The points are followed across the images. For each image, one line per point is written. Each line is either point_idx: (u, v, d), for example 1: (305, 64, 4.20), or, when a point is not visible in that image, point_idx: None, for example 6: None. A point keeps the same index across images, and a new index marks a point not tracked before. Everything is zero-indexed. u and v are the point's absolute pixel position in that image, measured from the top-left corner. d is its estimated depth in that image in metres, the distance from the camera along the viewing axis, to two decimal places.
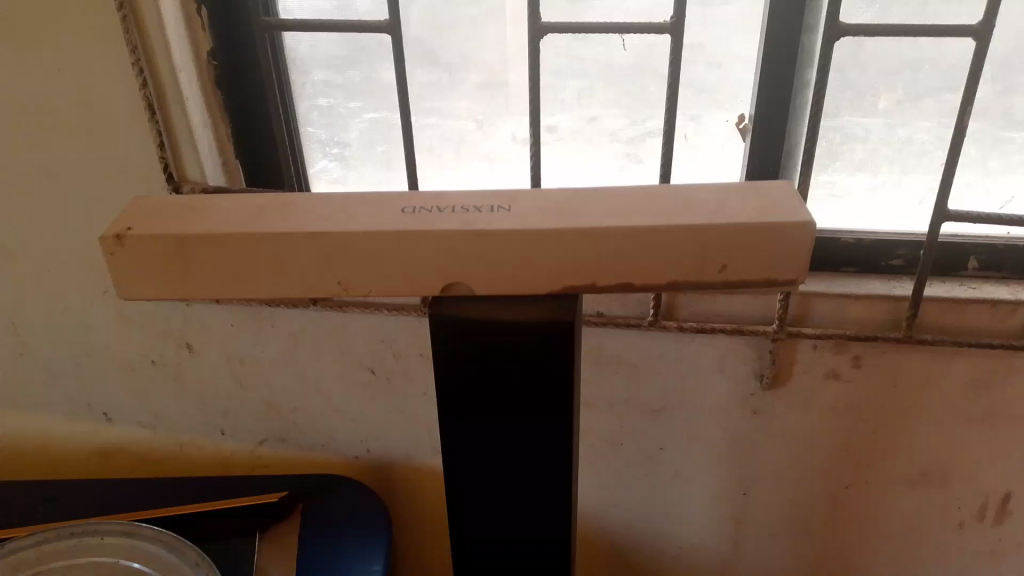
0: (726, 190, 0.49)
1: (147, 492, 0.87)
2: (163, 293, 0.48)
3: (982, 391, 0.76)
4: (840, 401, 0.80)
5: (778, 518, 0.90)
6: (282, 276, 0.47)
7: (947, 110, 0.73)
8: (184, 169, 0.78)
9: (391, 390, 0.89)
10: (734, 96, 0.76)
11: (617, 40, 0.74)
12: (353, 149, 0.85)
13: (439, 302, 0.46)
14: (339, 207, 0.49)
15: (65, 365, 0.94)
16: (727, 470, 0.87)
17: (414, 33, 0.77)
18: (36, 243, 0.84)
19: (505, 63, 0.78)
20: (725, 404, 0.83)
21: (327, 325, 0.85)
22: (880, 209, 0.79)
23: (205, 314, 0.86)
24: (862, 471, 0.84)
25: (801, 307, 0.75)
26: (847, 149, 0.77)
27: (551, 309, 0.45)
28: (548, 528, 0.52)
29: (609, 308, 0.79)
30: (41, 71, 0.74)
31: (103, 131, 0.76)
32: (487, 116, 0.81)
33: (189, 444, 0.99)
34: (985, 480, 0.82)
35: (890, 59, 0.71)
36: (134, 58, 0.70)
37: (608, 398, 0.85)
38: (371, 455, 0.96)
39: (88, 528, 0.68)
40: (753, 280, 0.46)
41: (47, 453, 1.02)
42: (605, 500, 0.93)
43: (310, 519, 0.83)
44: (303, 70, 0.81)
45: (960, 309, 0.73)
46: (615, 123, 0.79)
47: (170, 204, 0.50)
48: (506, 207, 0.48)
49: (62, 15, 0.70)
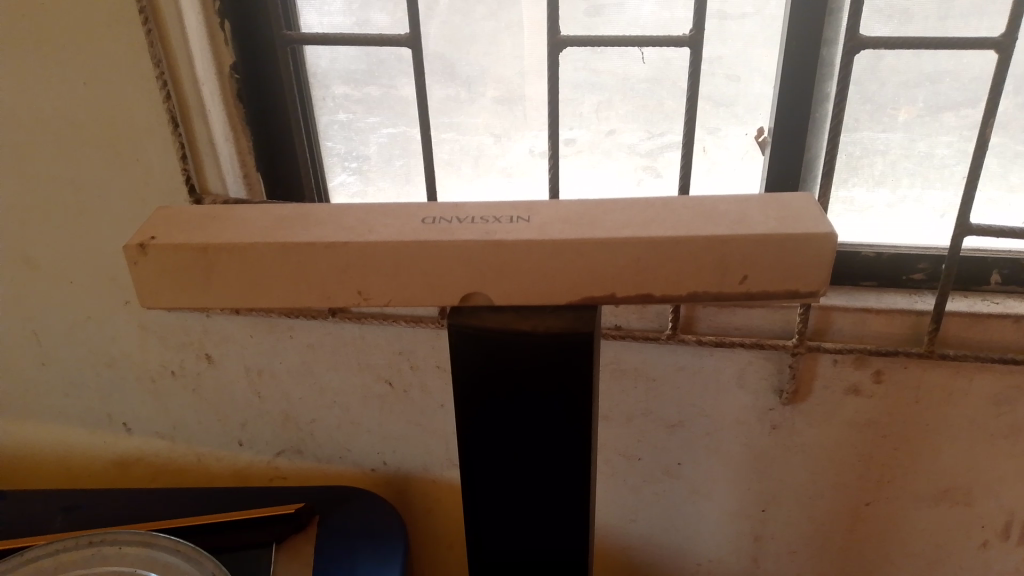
0: (746, 202, 0.49)
1: (165, 502, 0.88)
2: (185, 302, 0.48)
3: (1007, 407, 0.75)
4: (861, 417, 0.79)
5: (798, 535, 0.88)
6: (301, 285, 0.47)
7: (969, 123, 0.72)
8: (206, 181, 0.79)
9: (407, 402, 0.89)
10: (752, 109, 0.76)
11: (635, 54, 0.75)
12: (371, 163, 0.86)
13: (457, 312, 0.46)
14: (360, 217, 0.50)
15: (86, 375, 0.95)
16: (746, 486, 0.86)
17: (434, 47, 0.78)
18: (61, 254, 0.86)
19: (523, 77, 0.78)
20: (743, 419, 0.82)
21: (344, 337, 0.86)
22: (901, 223, 0.79)
23: (224, 325, 0.87)
24: (884, 489, 0.83)
25: (821, 321, 0.74)
26: (867, 162, 0.76)
27: (570, 320, 0.45)
28: (566, 540, 0.51)
29: (626, 321, 0.78)
30: (69, 86, 0.76)
31: (128, 145, 0.77)
32: (505, 130, 0.82)
33: (207, 455, 0.99)
34: (1011, 499, 0.80)
35: (910, 72, 0.71)
36: (158, 71, 0.72)
37: (625, 412, 0.84)
38: (387, 467, 0.96)
39: (107, 538, 0.68)
40: (774, 292, 0.46)
41: (66, 462, 1.02)
42: (622, 515, 0.92)
43: (325, 531, 0.83)
44: (323, 84, 0.82)
45: (984, 324, 0.72)
46: (632, 135, 0.79)
47: (195, 214, 0.51)
48: (525, 217, 0.49)
49: (91, 31, 0.72)
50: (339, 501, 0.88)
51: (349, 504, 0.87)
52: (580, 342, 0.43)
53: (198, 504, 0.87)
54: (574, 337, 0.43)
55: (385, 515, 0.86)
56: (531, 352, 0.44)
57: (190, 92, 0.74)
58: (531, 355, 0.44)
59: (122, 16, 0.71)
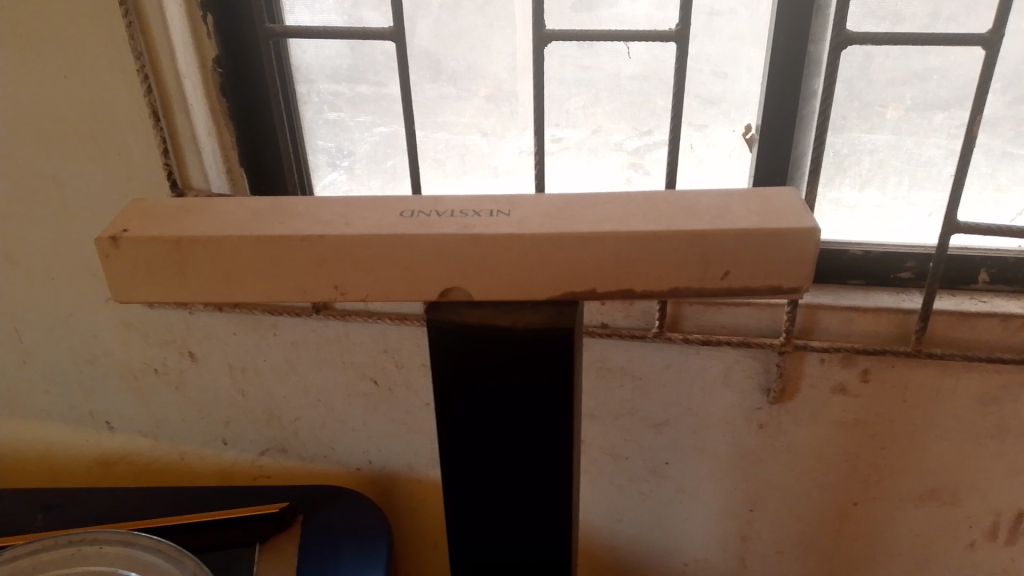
0: (730, 196, 0.48)
1: (147, 502, 0.86)
2: (159, 296, 0.47)
3: (994, 406, 0.75)
4: (849, 415, 0.78)
5: (786, 535, 0.88)
6: (276, 279, 0.46)
7: (957, 123, 0.72)
8: (188, 177, 0.78)
9: (393, 401, 0.88)
10: (741, 106, 0.76)
11: (623, 49, 0.74)
12: (358, 160, 0.85)
13: (436, 307, 0.45)
14: (338, 211, 0.49)
15: (68, 373, 0.94)
16: (733, 485, 0.86)
17: (421, 42, 0.77)
18: (40, 249, 0.85)
19: (512, 74, 0.77)
20: (730, 418, 0.81)
21: (329, 334, 0.85)
22: (889, 223, 0.78)
23: (207, 322, 0.86)
24: (871, 488, 0.82)
25: (808, 319, 0.74)
26: (854, 161, 0.76)
27: (550, 316, 0.44)
28: (548, 538, 0.51)
29: (613, 319, 0.78)
30: (48, 79, 0.74)
31: (108, 139, 0.76)
32: (494, 128, 0.81)
33: (191, 454, 0.98)
34: (997, 498, 0.80)
35: (898, 69, 0.71)
36: (139, 64, 0.71)
37: (612, 411, 0.83)
38: (373, 466, 0.95)
39: (86, 538, 0.67)
40: (756, 288, 0.45)
41: (47, 460, 1.01)
42: (609, 515, 0.91)
43: (309, 531, 0.82)
44: (308, 79, 0.81)
45: (971, 322, 0.71)
46: (619, 133, 0.79)
47: (168, 207, 0.50)
48: (505, 211, 0.48)
49: (70, 22, 0.71)
50: (323, 500, 0.87)
51: (334, 503, 0.86)
52: (560, 338, 0.43)
53: (180, 504, 0.86)
54: (553, 333, 0.43)
55: (370, 515, 0.85)
56: (510, 348, 0.43)
57: (171, 85, 0.73)
58: (509, 351, 0.43)
59: (102, 8, 0.70)
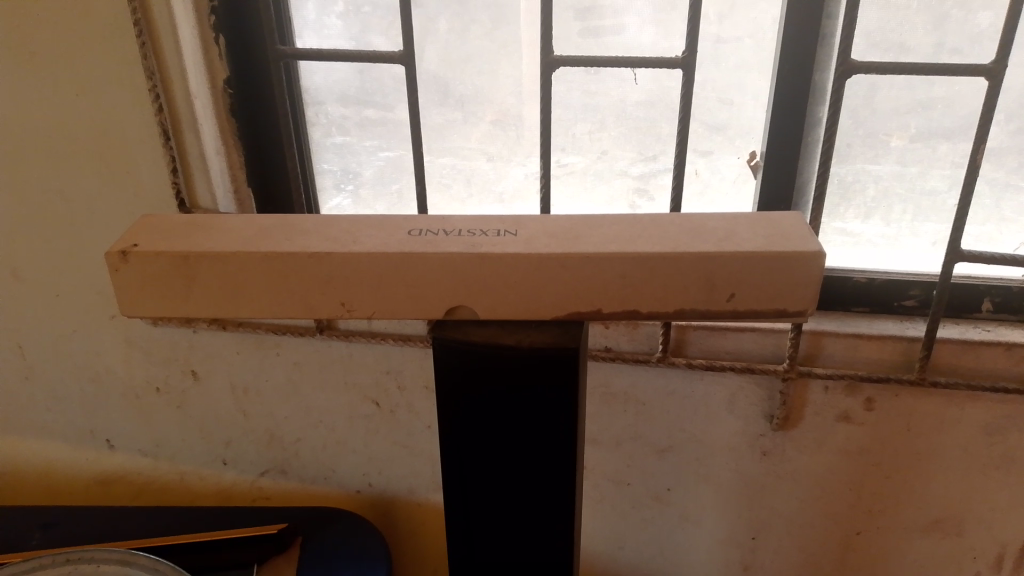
0: (736, 220, 0.49)
1: (145, 521, 0.86)
2: (167, 311, 0.48)
3: (999, 437, 0.74)
4: (854, 443, 0.78)
5: (789, 565, 0.87)
6: (283, 296, 0.47)
7: (961, 153, 0.73)
8: (196, 196, 0.79)
9: (394, 423, 0.88)
10: (745, 133, 0.77)
11: (629, 75, 0.75)
12: (365, 183, 0.86)
13: (443, 326, 0.45)
14: (346, 229, 0.49)
15: (69, 390, 0.93)
16: (736, 514, 0.85)
17: (430, 67, 0.78)
18: (46, 264, 0.85)
19: (519, 101, 0.79)
20: (734, 445, 0.81)
21: (332, 353, 0.85)
22: (894, 253, 0.79)
23: (209, 340, 0.86)
24: (876, 518, 0.81)
25: (812, 345, 0.74)
26: (859, 189, 0.77)
27: (556, 336, 0.44)
28: (549, 565, 0.50)
29: (616, 342, 0.78)
30: (63, 97, 0.76)
31: (121, 158, 0.77)
32: (500, 153, 0.82)
33: (190, 474, 0.98)
34: (1002, 531, 0.79)
35: (903, 99, 0.71)
36: (151, 83, 0.72)
37: (615, 436, 0.83)
38: (372, 489, 0.94)
39: (83, 556, 0.66)
40: (761, 311, 0.45)
41: (46, 479, 1.00)
42: (610, 542, 0.90)
43: (308, 553, 0.81)
44: (316, 100, 0.82)
45: (975, 351, 0.71)
46: (623, 158, 0.80)
47: (178, 223, 0.51)
48: (512, 231, 0.48)
49: (88, 41, 0.72)
50: (322, 522, 0.86)
51: (332, 525, 0.85)
52: (565, 358, 0.42)
53: (177, 524, 0.84)
54: (560, 354, 0.42)
55: (368, 537, 0.84)
56: (516, 367, 0.43)
57: (182, 104, 0.74)
58: (514, 370, 0.43)
59: (119, 30, 0.71)
